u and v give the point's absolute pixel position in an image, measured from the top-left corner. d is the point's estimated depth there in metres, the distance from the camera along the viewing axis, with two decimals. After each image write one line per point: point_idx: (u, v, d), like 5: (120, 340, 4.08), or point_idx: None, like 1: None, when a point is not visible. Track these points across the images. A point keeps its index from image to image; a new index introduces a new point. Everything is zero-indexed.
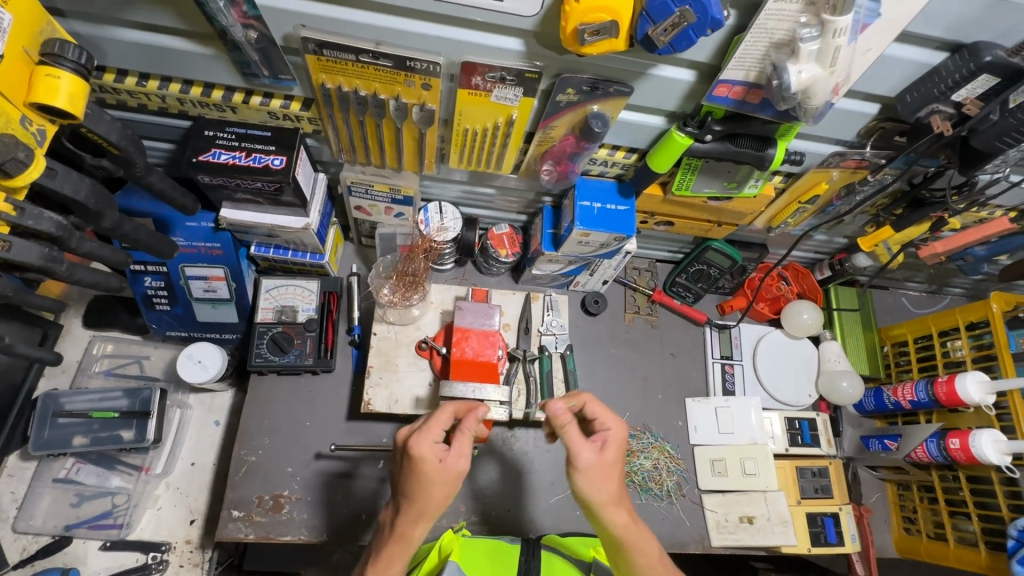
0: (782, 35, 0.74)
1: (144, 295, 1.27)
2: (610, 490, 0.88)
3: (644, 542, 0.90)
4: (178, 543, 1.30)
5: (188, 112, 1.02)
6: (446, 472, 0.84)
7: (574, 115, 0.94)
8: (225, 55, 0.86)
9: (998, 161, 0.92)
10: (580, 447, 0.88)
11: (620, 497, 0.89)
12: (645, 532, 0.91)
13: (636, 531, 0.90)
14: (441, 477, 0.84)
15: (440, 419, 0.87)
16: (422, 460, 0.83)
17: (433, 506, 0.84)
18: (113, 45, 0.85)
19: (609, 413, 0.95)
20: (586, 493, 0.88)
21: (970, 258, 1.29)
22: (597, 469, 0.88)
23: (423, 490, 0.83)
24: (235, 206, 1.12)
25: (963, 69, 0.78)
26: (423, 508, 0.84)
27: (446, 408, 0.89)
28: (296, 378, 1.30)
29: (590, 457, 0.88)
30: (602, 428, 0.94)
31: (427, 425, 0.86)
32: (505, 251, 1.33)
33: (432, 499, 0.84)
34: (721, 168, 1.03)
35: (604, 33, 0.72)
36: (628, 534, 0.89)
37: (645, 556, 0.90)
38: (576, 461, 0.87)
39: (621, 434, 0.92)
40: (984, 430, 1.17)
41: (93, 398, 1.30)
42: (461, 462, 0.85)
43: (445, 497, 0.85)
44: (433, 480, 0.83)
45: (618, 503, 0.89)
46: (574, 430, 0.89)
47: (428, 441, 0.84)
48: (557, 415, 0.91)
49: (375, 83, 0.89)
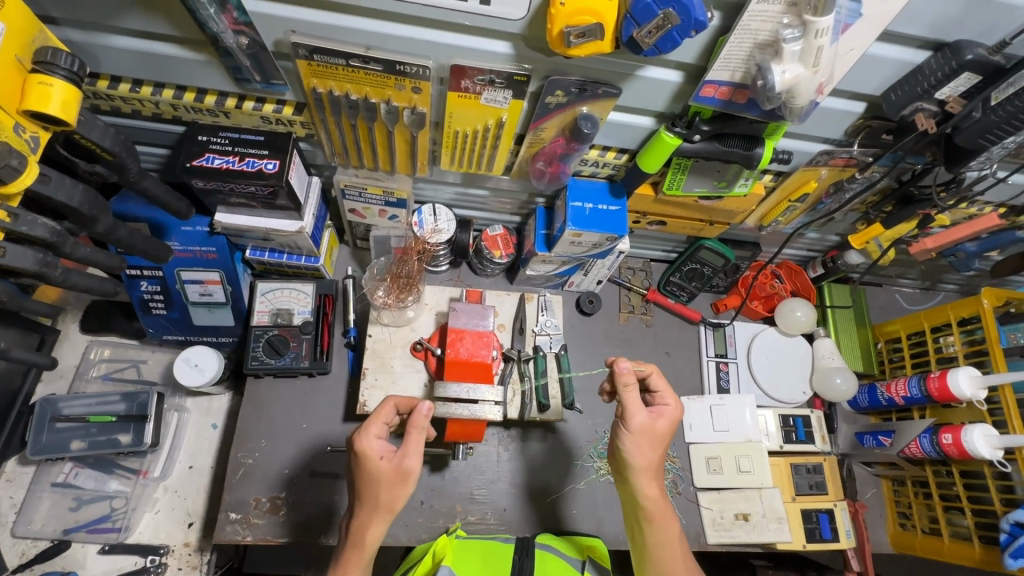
0: (765, 35, 0.75)
1: (141, 300, 1.27)
2: (649, 458, 0.95)
3: (668, 519, 0.96)
4: (176, 546, 1.30)
5: (182, 117, 1.03)
6: (391, 469, 0.89)
7: (563, 116, 0.95)
8: (218, 61, 0.87)
9: (983, 158, 0.93)
10: (636, 410, 0.94)
11: (658, 467, 0.96)
12: (670, 514, 0.97)
13: (664, 508, 0.96)
14: (385, 475, 0.90)
15: (382, 418, 0.94)
16: (365, 457, 0.90)
17: (384, 503, 0.90)
18: (106, 52, 0.86)
19: (669, 391, 1.02)
20: (632, 454, 0.95)
21: (961, 254, 1.30)
22: (646, 436, 0.95)
23: (371, 487, 0.90)
24: (229, 210, 1.13)
25: (946, 68, 0.79)
26: (371, 508, 0.90)
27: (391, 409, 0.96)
28: (292, 380, 1.31)
29: (641, 423, 0.94)
30: (661, 402, 1.02)
31: (369, 422, 0.93)
32: (500, 252, 1.34)
33: (382, 496, 0.90)
34: (710, 167, 1.04)
35: (589, 35, 0.73)
36: (655, 504, 0.96)
37: (664, 530, 0.96)
38: (629, 421, 0.94)
39: (677, 412, 1.00)
40: (977, 426, 1.17)
41: (90, 402, 1.30)
42: (405, 461, 0.90)
43: (394, 494, 0.90)
44: (379, 479, 0.90)
45: (655, 475, 0.96)
46: (635, 394, 0.95)
47: (370, 438, 0.92)
48: (620, 372, 0.92)
49: (365, 88, 0.90)
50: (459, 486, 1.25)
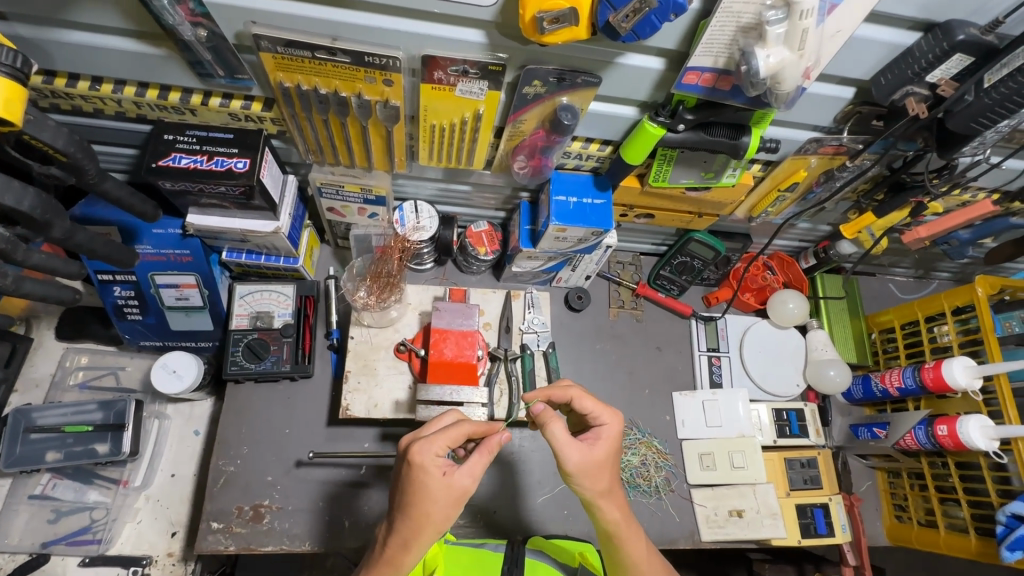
0: (749, 18, 0.71)
1: (115, 305, 1.24)
2: (602, 487, 0.86)
3: (634, 537, 0.90)
4: (159, 557, 1.27)
5: (146, 115, 0.99)
6: (450, 491, 0.79)
7: (542, 108, 0.92)
8: (178, 55, 0.83)
9: (976, 143, 0.90)
10: (568, 448, 0.83)
11: (613, 492, 0.87)
12: (636, 530, 0.90)
13: (627, 527, 0.89)
14: (443, 496, 0.79)
15: (451, 432, 0.82)
16: (424, 471, 0.79)
17: (433, 524, 0.80)
18: (60, 48, 0.82)
19: (602, 407, 0.91)
20: (581, 489, 0.86)
21: (954, 242, 1.28)
22: (589, 468, 0.84)
23: (421, 505, 0.79)
24: (200, 211, 1.08)
25: (937, 49, 0.76)
26: (418, 530, 0.80)
27: (462, 424, 0.84)
28: (274, 385, 1.27)
29: (580, 458, 0.83)
30: (597, 422, 0.90)
31: (433, 435, 0.81)
32: (484, 249, 1.30)
33: (433, 517, 0.79)
34: (696, 157, 1.01)
35: (563, 21, 0.69)
36: (618, 527, 0.88)
37: (633, 549, 0.90)
38: (563, 461, 0.83)
39: (615, 429, 0.89)
40: (972, 417, 1.15)
41: (66, 412, 1.27)
42: (463, 482, 0.80)
43: (446, 518, 0.80)
44: (432, 497, 0.79)
45: (610, 499, 0.87)
46: (560, 429, 0.84)
47: (433, 452, 0.80)
48: (539, 415, 0.86)
49: (335, 81, 0.86)
50: None
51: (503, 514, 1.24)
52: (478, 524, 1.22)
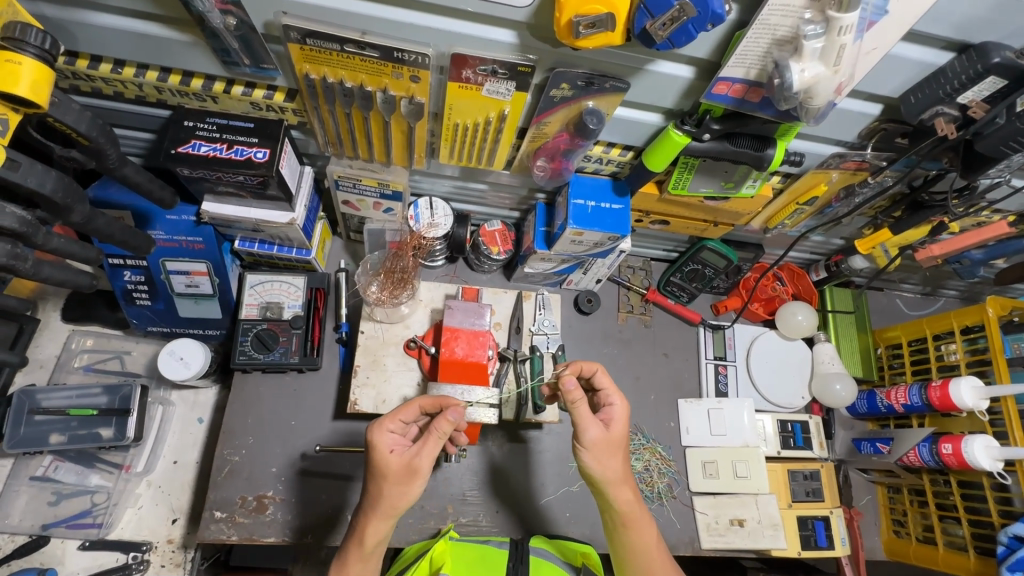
0: (785, 31, 0.71)
1: (124, 290, 1.23)
2: (614, 468, 0.92)
3: (645, 521, 0.95)
4: (159, 543, 1.27)
5: (166, 101, 0.98)
6: (398, 466, 0.87)
7: (567, 111, 0.91)
8: (204, 42, 0.82)
9: (1001, 165, 0.89)
10: (588, 423, 0.90)
11: (624, 475, 0.93)
12: (645, 515, 0.95)
13: (638, 509, 0.94)
14: (397, 474, 0.87)
15: (399, 412, 0.90)
16: (376, 450, 0.87)
17: (388, 499, 0.87)
18: (86, 30, 0.81)
19: (613, 389, 0.97)
20: (596, 468, 0.92)
21: (966, 261, 1.28)
22: (603, 446, 0.91)
23: (377, 482, 0.87)
24: (216, 199, 1.08)
25: (970, 71, 0.75)
26: (377, 506, 0.87)
27: (411, 400, 0.93)
28: (281, 376, 1.27)
29: (596, 434, 0.91)
30: (607, 402, 0.97)
31: (386, 414, 0.90)
32: (497, 248, 1.30)
33: (387, 491, 0.87)
34: (718, 167, 1.00)
35: (599, 26, 0.68)
36: (630, 509, 0.94)
37: (641, 533, 0.95)
38: (582, 437, 0.91)
39: (624, 410, 0.95)
40: (978, 437, 1.16)
41: (70, 395, 1.26)
42: (415, 459, 0.87)
43: (403, 494, 0.87)
44: (386, 474, 0.87)
45: (623, 482, 0.93)
46: (584, 407, 0.90)
47: (384, 431, 0.88)
48: (568, 392, 0.89)
49: (361, 75, 0.85)
50: (452, 487, 1.23)
51: (506, 513, 1.23)
52: (480, 523, 1.22)
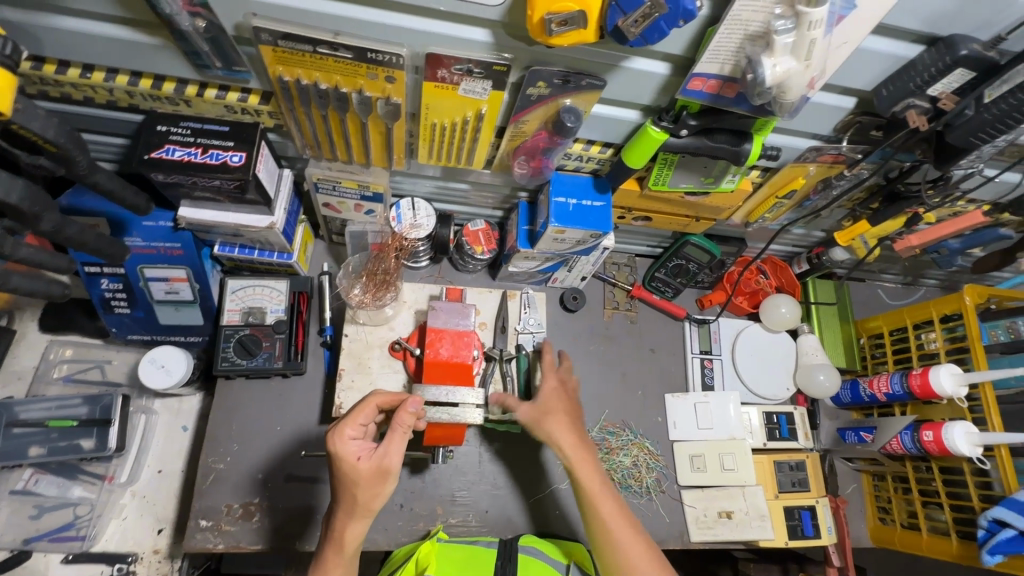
0: (757, 26, 0.71)
1: (102, 298, 1.21)
2: (560, 439, 1.02)
3: (604, 493, 0.98)
4: (145, 553, 1.26)
5: (138, 105, 0.96)
6: (369, 471, 0.85)
7: (545, 109, 0.91)
8: (175, 45, 0.81)
9: (973, 156, 0.91)
10: (521, 406, 1.04)
11: (572, 445, 1.01)
12: (604, 485, 0.99)
13: (597, 481, 0.99)
14: (366, 478, 0.86)
15: (357, 414, 0.88)
16: (341, 458, 0.86)
17: (362, 503, 0.86)
18: (50, 34, 0.80)
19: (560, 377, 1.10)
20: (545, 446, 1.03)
21: (944, 251, 1.30)
22: (541, 421, 1.03)
23: (348, 489, 0.86)
24: (194, 204, 1.06)
25: (940, 63, 0.76)
26: (353, 511, 0.87)
27: (370, 399, 0.90)
28: (265, 381, 1.26)
29: (531, 412, 1.04)
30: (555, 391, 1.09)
31: (344, 421, 0.88)
32: (481, 248, 1.30)
33: (361, 496, 0.86)
34: (697, 163, 1.01)
35: (572, 23, 0.68)
36: (591, 487, 0.98)
37: (603, 504, 0.98)
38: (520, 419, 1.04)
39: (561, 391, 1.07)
40: (958, 423, 1.18)
41: (49, 406, 1.23)
42: (385, 461, 0.86)
43: (376, 495, 0.87)
44: (356, 480, 0.86)
45: (575, 452, 1.01)
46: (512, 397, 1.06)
47: (345, 440, 0.86)
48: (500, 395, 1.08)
49: (336, 76, 0.84)
50: (441, 488, 1.23)
51: (496, 513, 1.23)
52: (469, 524, 1.22)
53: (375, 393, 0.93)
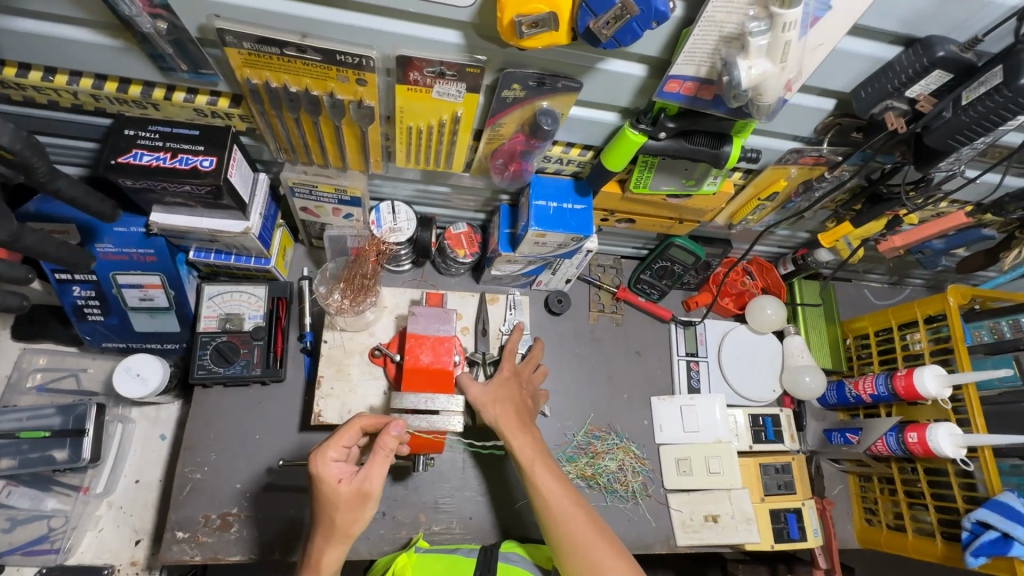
0: (731, 28, 0.70)
1: (74, 306, 1.19)
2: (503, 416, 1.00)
3: (546, 468, 0.96)
4: (122, 565, 1.24)
5: (105, 109, 0.94)
6: (348, 493, 0.83)
7: (521, 112, 0.89)
8: (137, 47, 0.79)
9: (953, 158, 0.90)
10: (469, 383, 1.02)
11: (515, 422, 1.00)
12: (547, 461, 0.97)
13: (538, 455, 0.97)
14: (345, 501, 0.84)
15: (341, 436, 0.87)
16: (322, 480, 0.84)
17: (340, 527, 0.84)
18: (7, 36, 0.77)
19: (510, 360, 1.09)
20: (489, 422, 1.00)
21: (928, 251, 1.30)
22: (487, 398, 1.01)
23: (327, 512, 0.84)
24: (166, 210, 1.04)
25: (917, 65, 0.75)
26: (330, 535, 0.84)
27: (355, 421, 0.89)
28: (244, 389, 1.24)
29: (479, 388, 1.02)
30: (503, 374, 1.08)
31: (326, 442, 0.87)
32: (463, 251, 1.28)
33: (339, 519, 0.84)
34: (678, 165, 1.00)
35: (542, 25, 0.67)
36: (527, 458, 0.96)
37: (544, 480, 0.95)
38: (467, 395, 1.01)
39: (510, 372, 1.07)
40: (942, 425, 1.17)
41: (21, 416, 1.20)
42: (365, 483, 0.84)
43: (355, 519, 0.85)
44: (336, 503, 0.84)
45: (517, 428, 0.99)
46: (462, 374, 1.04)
47: (327, 461, 0.85)
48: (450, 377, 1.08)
49: (305, 79, 0.82)
50: (424, 495, 1.22)
51: (480, 520, 1.22)
52: (452, 531, 1.21)
53: (360, 415, 0.92)
